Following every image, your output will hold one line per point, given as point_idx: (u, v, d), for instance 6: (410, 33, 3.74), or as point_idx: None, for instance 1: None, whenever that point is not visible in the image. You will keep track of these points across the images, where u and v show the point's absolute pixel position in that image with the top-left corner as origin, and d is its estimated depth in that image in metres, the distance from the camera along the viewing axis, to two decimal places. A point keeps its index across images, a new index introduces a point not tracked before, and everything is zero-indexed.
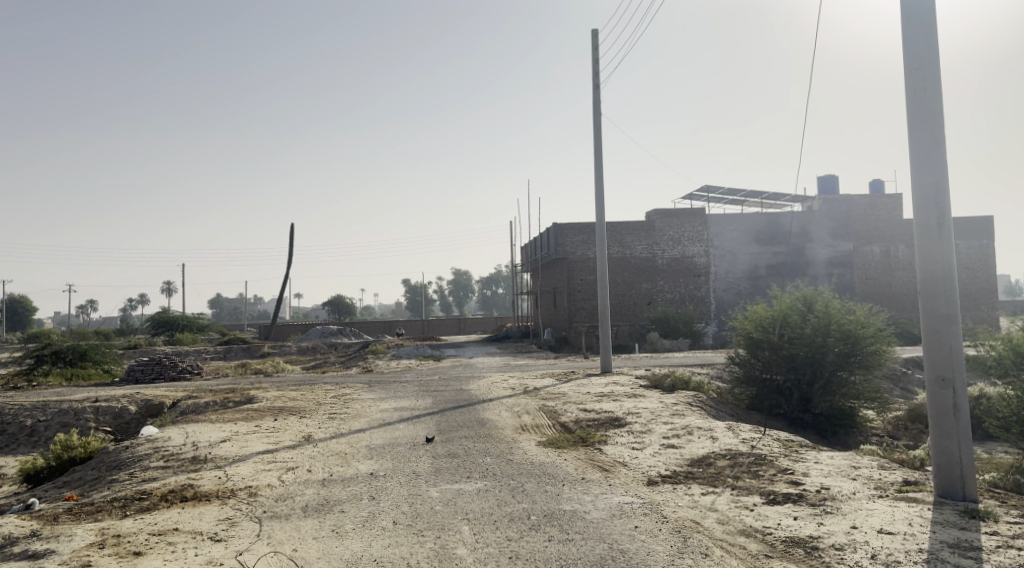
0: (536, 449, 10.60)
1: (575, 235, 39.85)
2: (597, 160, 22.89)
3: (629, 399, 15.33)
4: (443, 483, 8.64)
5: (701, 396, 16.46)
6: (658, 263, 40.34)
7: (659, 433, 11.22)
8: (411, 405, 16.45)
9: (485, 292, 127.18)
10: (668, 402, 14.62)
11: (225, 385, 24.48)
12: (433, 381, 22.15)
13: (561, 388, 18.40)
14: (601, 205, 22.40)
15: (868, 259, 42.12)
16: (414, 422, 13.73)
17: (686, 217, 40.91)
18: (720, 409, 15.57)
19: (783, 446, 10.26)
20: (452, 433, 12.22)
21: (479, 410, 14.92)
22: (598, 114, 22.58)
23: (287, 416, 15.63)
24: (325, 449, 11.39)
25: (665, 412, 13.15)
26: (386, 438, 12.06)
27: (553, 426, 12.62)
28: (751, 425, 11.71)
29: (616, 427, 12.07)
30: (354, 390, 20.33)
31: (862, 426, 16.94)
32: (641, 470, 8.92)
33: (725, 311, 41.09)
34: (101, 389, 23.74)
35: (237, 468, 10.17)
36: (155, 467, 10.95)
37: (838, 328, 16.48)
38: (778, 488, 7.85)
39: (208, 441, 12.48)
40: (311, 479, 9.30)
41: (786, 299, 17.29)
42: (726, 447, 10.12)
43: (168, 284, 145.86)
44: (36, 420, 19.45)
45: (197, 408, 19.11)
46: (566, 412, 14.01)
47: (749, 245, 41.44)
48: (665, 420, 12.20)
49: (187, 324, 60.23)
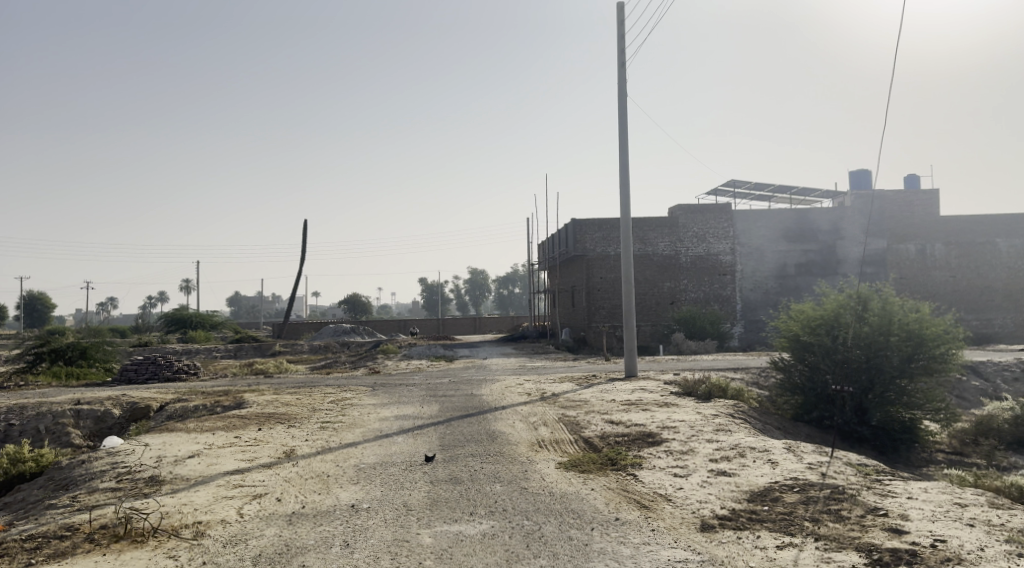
0: (556, 473, 8.72)
1: (595, 231, 37.97)
2: (621, 145, 21.02)
3: (661, 409, 13.41)
4: (437, 523, 6.81)
5: (741, 405, 14.46)
6: (682, 261, 38.33)
7: (704, 455, 9.30)
8: (415, 413, 14.65)
9: (502, 291, 125.06)
10: (708, 413, 12.69)
11: (221, 387, 22.80)
12: (442, 384, 20.36)
13: (583, 394, 16.52)
14: (626, 195, 20.55)
15: (903, 258, 39.83)
16: (414, 435, 11.90)
17: (711, 212, 38.87)
18: (765, 422, 13.61)
19: (861, 476, 8.29)
20: (457, 450, 10.35)
21: (490, 421, 13.09)
22: (623, 95, 20.68)
23: (274, 425, 13.89)
24: (305, 469, 9.61)
25: (707, 427, 11.23)
26: (378, 456, 10.24)
27: (576, 442, 10.73)
28: (813, 445, 9.77)
29: (651, 444, 10.19)
30: (356, 394, 18.63)
31: (924, 442, 14.93)
32: (690, 508, 7.02)
33: (752, 311, 38.98)
34: (88, 390, 22.17)
35: (195, 495, 8.42)
36: (103, 489, 9.24)
37: (900, 329, 14.60)
38: (879, 541, 5.92)
39: (173, 457, 10.72)
40: (277, 513, 7.51)
41: (838, 296, 15.46)
42: (791, 476, 8.20)
43: (187, 283, 145.72)
44: (11, 424, 17.88)
45: (183, 413, 17.47)
46: (590, 424, 12.13)
47: (777, 242, 39.33)
48: (709, 438, 10.26)
49: (200, 321, 59.00)
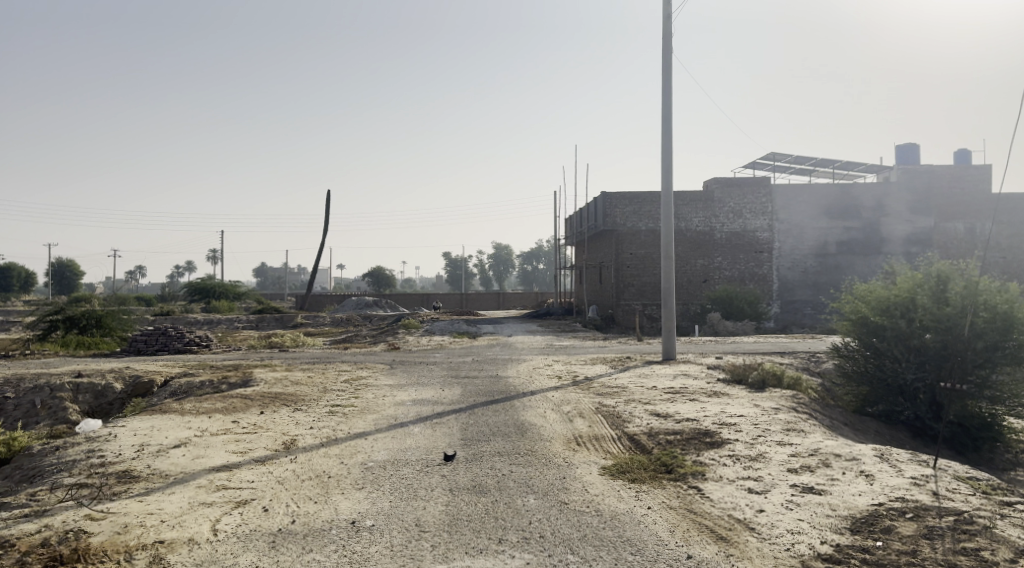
0: (601, 482, 7.19)
1: (626, 205, 36.10)
2: (664, 110, 19.19)
3: (711, 401, 11.80)
4: (455, 558, 5.33)
5: (802, 396, 12.79)
6: (717, 237, 36.36)
7: (779, 464, 7.69)
8: (434, 397, 13.22)
9: (526, 268, 123.17)
10: (767, 407, 11.07)
11: (232, 361, 21.55)
12: (465, 363, 18.89)
13: (620, 379, 14.98)
14: (668, 164, 18.84)
15: (950, 236, 37.75)
16: (432, 425, 10.44)
17: (748, 186, 36.78)
18: (831, 418, 11.99)
19: (985, 498, 6.65)
20: (480, 448, 8.85)
21: (518, 410, 11.58)
22: (668, 53, 18.77)
23: (278, 407, 12.53)
24: (303, 467, 8.18)
25: (773, 424, 9.60)
26: (389, 453, 8.78)
27: (619, 440, 9.19)
28: (909, 453, 8.11)
29: (710, 445, 8.61)
30: (371, 373, 17.25)
31: (1008, 441, 13.16)
32: (784, 542, 5.50)
33: (789, 291, 37.10)
34: (93, 361, 21.03)
35: (168, 499, 7.02)
36: (67, 486, 7.88)
37: (987, 307, 12.82)
38: None
39: (157, 446, 9.35)
40: (260, 531, 6.08)
41: (915, 275, 13.75)
42: (898, 496, 6.57)
43: (212, 254, 146.06)
44: (6, 397, 16.76)
45: (187, 389, 16.23)
46: (634, 418, 10.54)
47: (818, 219, 37.19)
48: (780, 440, 8.64)
49: (223, 291, 58.09)
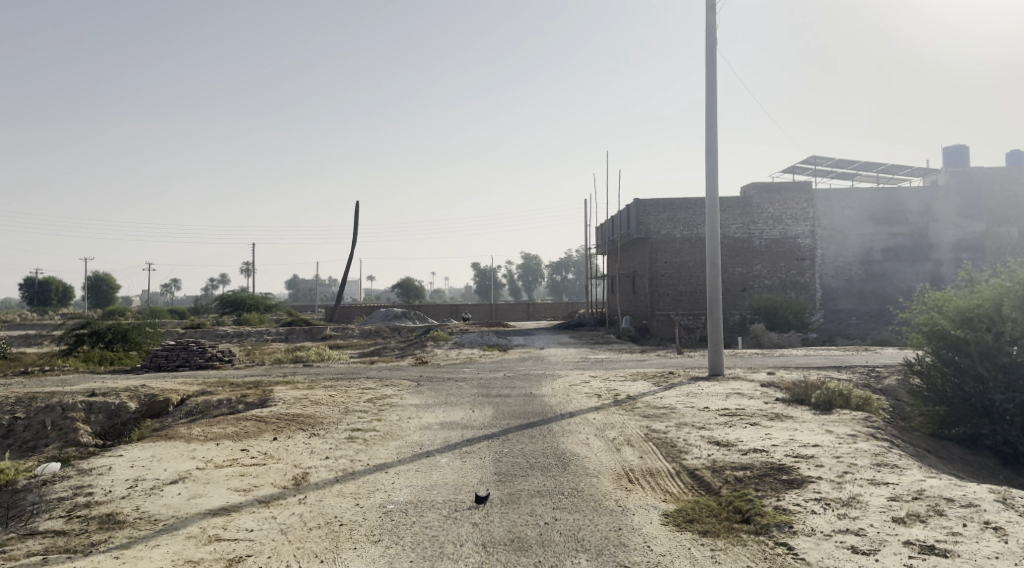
0: (666, 537, 5.93)
1: (659, 212, 34.65)
2: (708, 108, 17.86)
3: (776, 425, 10.42)
4: None
5: (876, 419, 11.39)
6: (757, 244, 34.73)
7: (883, 513, 6.33)
8: (463, 419, 12.03)
9: (556, 278, 121.43)
10: (842, 433, 9.69)
11: (253, 378, 20.56)
12: (496, 380, 17.66)
13: (665, 398, 13.68)
14: (712, 166, 17.52)
15: (1004, 241, 35.70)
16: (461, 456, 9.22)
17: (789, 191, 35.09)
18: (913, 445, 10.59)
19: None
20: (517, 487, 7.60)
21: (556, 437, 10.30)
22: (712, 48, 17.48)
23: (293, 432, 11.41)
24: (311, 511, 7.03)
25: (858, 458, 8.22)
26: (412, 492, 7.58)
27: (678, 477, 7.91)
28: None
29: (789, 485, 7.29)
30: (396, 391, 16.11)
31: None
32: None
33: (833, 300, 35.33)
34: (110, 379, 20.17)
35: (148, 556, 5.91)
36: (39, 534, 6.82)
37: None
38: None
39: (152, 482, 8.27)
40: None
41: (999, 283, 12.26)
42: None
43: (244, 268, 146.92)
44: (15, 418, 15.90)
45: (201, 410, 15.22)
46: (692, 447, 9.22)
47: (862, 224, 35.41)
48: (874, 480, 7.27)
49: (253, 304, 57.51)
